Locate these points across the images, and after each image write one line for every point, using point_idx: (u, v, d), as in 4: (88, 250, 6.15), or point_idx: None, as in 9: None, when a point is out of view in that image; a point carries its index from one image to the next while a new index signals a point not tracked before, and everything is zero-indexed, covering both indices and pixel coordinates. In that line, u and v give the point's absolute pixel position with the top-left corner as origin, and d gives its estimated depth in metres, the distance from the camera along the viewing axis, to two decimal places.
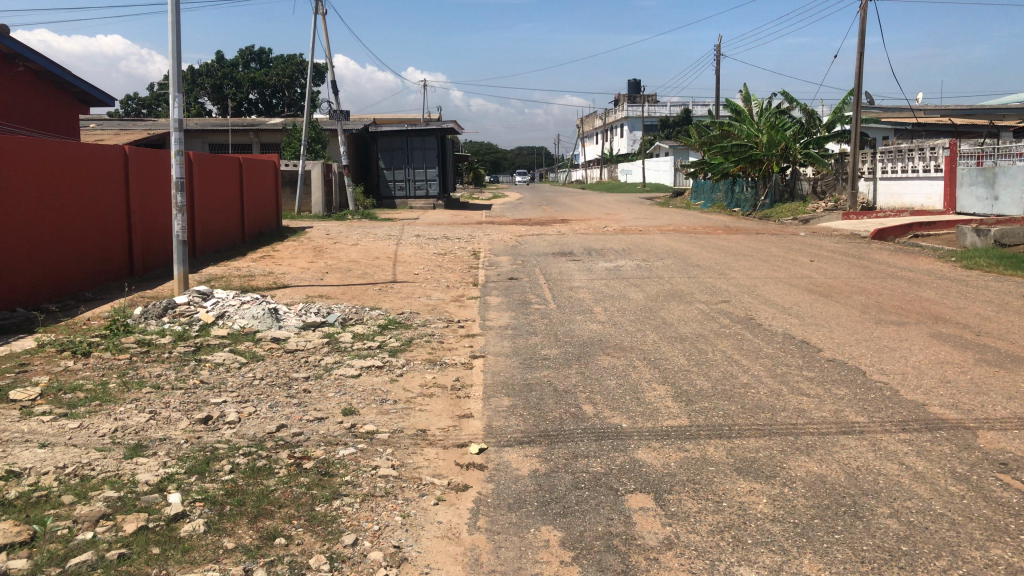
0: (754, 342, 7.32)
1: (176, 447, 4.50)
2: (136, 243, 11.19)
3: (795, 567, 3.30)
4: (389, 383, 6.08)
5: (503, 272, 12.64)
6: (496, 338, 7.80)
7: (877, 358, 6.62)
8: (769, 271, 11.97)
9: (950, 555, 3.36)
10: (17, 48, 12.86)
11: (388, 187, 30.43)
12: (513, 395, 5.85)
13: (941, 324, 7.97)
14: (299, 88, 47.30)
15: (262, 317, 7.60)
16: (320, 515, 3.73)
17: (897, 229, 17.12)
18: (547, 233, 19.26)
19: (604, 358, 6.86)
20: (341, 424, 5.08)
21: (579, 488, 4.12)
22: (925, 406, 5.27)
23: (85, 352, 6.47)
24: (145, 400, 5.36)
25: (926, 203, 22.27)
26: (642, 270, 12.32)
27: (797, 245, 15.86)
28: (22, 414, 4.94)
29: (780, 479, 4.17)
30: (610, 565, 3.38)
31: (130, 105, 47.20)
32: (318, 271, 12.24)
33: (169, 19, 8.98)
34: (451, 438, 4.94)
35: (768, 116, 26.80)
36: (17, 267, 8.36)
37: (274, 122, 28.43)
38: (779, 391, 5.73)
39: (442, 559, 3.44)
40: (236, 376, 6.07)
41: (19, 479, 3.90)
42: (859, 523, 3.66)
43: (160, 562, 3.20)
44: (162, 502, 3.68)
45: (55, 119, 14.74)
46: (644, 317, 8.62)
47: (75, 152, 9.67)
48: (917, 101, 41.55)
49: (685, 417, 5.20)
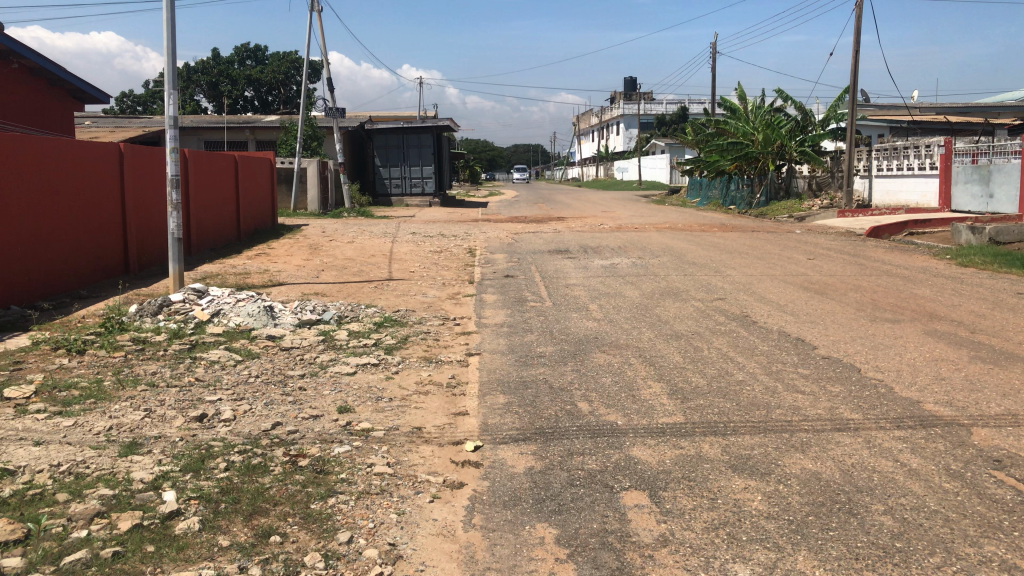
0: (749, 339, 7.33)
1: (171, 444, 4.50)
2: (131, 240, 11.16)
3: (790, 564, 3.31)
4: (385, 381, 6.09)
5: (499, 269, 12.66)
6: (492, 336, 7.82)
7: (873, 355, 6.64)
8: (765, 268, 12.00)
9: (944, 551, 3.37)
10: (11, 44, 12.80)
11: (384, 184, 30.26)
12: (509, 392, 5.86)
13: (936, 321, 8.01)
14: (295, 86, 47.15)
15: (257, 315, 7.60)
16: (315, 513, 3.73)
17: (892, 227, 17.17)
18: (543, 231, 19.25)
19: (600, 355, 6.88)
20: (336, 421, 5.09)
21: (574, 485, 4.12)
22: (919, 403, 5.29)
23: (81, 351, 6.46)
24: (140, 397, 5.36)
25: (921, 201, 22.29)
26: (638, 268, 12.34)
27: (793, 243, 15.88)
28: (16, 412, 4.93)
29: (775, 476, 4.18)
30: (605, 562, 3.38)
31: (125, 102, 47.14)
32: (315, 269, 12.27)
33: (164, 16, 8.96)
34: (447, 435, 4.94)
35: (764, 113, 26.69)
36: (14, 264, 8.39)
37: (271, 119, 28.43)
38: (774, 389, 5.73)
39: (437, 557, 3.44)
40: (232, 374, 6.07)
41: (13, 477, 3.90)
42: (854, 520, 3.67)
43: (155, 560, 3.19)
44: (157, 500, 3.68)
45: (51, 117, 14.75)
46: (640, 314, 8.63)
47: (73, 149, 9.71)
48: (914, 99, 41.46)
49: (680, 414, 5.22)
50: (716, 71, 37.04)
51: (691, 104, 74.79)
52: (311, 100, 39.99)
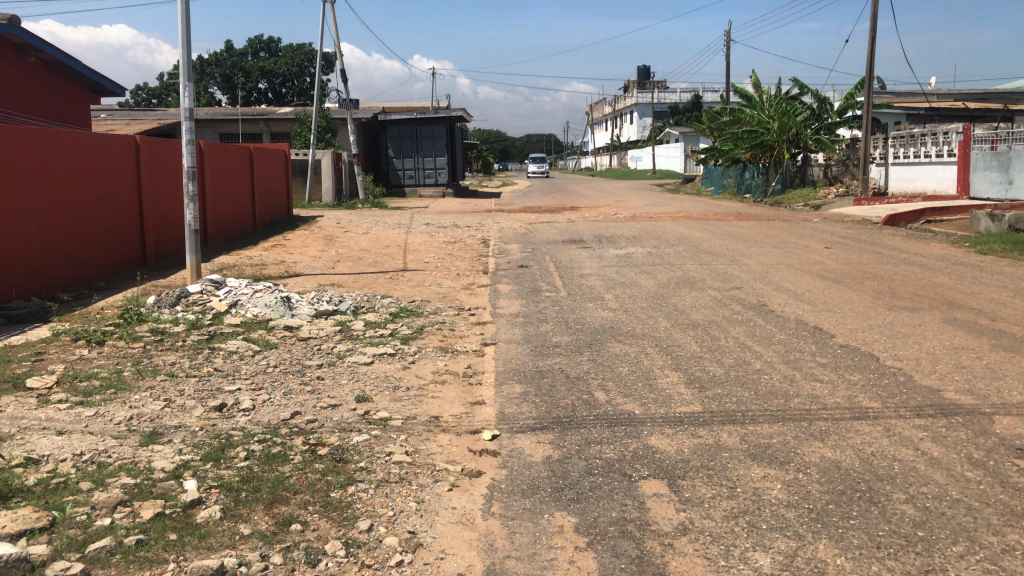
0: (766, 328, 7.30)
1: (191, 434, 4.53)
2: (147, 232, 11.19)
3: (811, 552, 3.30)
4: (401, 371, 6.09)
5: (513, 260, 12.66)
6: (507, 326, 7.81)
7: (891, 343, 6.60)
8: (782, 257, 11.87)
9: (966, 540, 3.35)
10: (28, 38, 12.88)
11: (397, 176, 30.38)
12: (524, 381, 5.87)
13: (956, 309, 7.94)
14: (308, 77, 47.30)
15: (275, 306, 7.64)
16: (335, 501, 3.74)
17: (909, 215, 17.14)
18: (556, 221, 19.19)
19: (616, 345, 6.85)
20: (354, 410, 5.10)
21: (592, 474, 4.13)
22: (940, 392, 5.25)
23: (99, 341, 6.51)
24: (160, 388, 5.39)
25: (939, 188, 22.05)
26: (653, 258, 12.20)
27: (808, 231, 15.80)
28: (38, 402, 4.98)
29: (794, 464, 4.17)
30: (625, 550, 3.38)
31: (141, 96, 47.49)
32: (330, 260, 12.32)
33: (179, 9, 8.99)
34: (464, 424, 4.95)
35: (779, 102, 26.53)
36: (33, 256, 8.45)
37: (284, 111, 28.45)
38: (792, 376, 5.72)
39: (457, 545, 3.45)
40: (250, 364, 6.09)
41: (37, 465, 3.93)
42: (874, 509, 3.65)
43: (177, 548, 3.22)
44: (178, 488, 3.72)
45: (67, 110, 14.82)
46: (656, 304, 8.59)
47: (89, 142, 9.73)
48: (930, 86, 41.10)
49: (698, 404, 5.20)
50: (729, 61, 36.85)
51: (705, 93, 74.38)
52: (325, 91, 40.02)
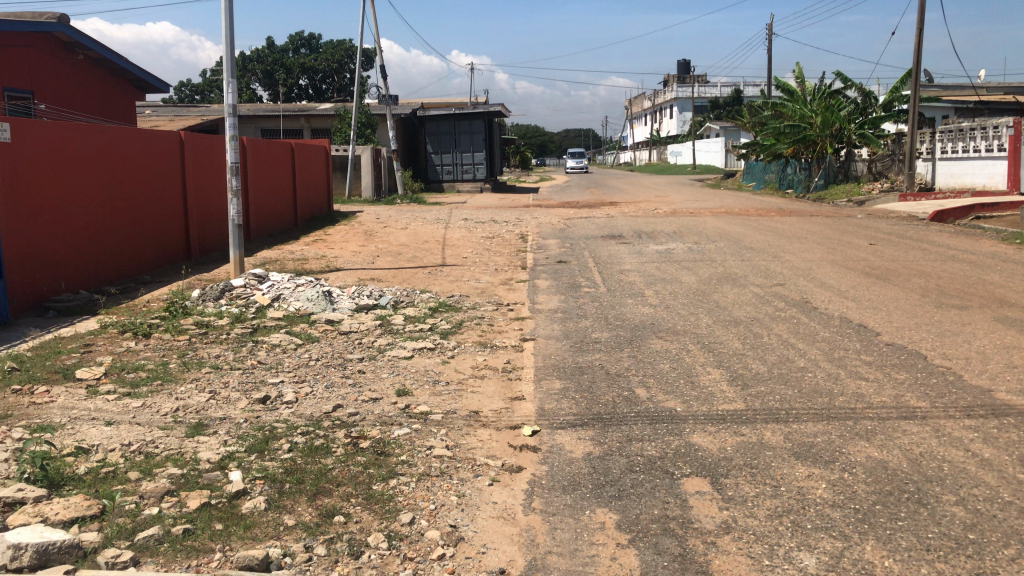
0: (810, 326, 7.20)
1: (235, 425, 4.59)
2: (192, 227, 11.37)
3: (857, 553, 3.25)
4: (441, 365, 6.11)
5: (552, 255, 12.65)
6: (546, 321, 7.80)
7: (939, 342, 6.46)
8: (825, 253, 11.69)
9: (1019, 544, 3.27)
10: (76, 36, 13.15)
11: (436, 171, 30.46)
12: (564, 377, 5.85)
13: (1006, 307, 7.75)
14: (348, 74, 47.63)
15: (316, 300, 7.71)
16: (377, 493, 3.77)
17: (957, 211, 16.77)
18: (595, 216, 19.12)
19: (657, 342, 6.80)
20: (395, 404, 5.13)
21: (634, 471, 4.10)
22: (991, 393, 5.12)
23: (146, 333, 6.63)
24: (205, 380, 5.48)
25: (988, 183, 21.54)
26: (693, 254, 12.09)
27: (852, 227, 15.54)
28: (88, 393, 5.08)
29: (839, 464, 4.10)
30: (667, 548, 3.35)
31: (185, 93, 48.22)
32: (370, 254, 12.41)
33: (222, 6, 9.11)
34: (504, 419, 4.95)
35: (822, 96, 26.11)
36: (82, 249, 8.64)
37: (324, 107, 28.69)
38: (837, 375, 5.63)
39: (498, 540, 3.45)
40: (292, 357, 6.16)
41: (88, 454, 4.02)
42: (923, 511, 3.57)
43: (223, 538, 3.27)
44: (224, 479, 3.77)
45: (113, 107, 15.11)
46: (697, 301, 8.51)
47: (135, 138, 9.92)
48: (980, 79, 40.14)
49: (741, 402, 5.14)
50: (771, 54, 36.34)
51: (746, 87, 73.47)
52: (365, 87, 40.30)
